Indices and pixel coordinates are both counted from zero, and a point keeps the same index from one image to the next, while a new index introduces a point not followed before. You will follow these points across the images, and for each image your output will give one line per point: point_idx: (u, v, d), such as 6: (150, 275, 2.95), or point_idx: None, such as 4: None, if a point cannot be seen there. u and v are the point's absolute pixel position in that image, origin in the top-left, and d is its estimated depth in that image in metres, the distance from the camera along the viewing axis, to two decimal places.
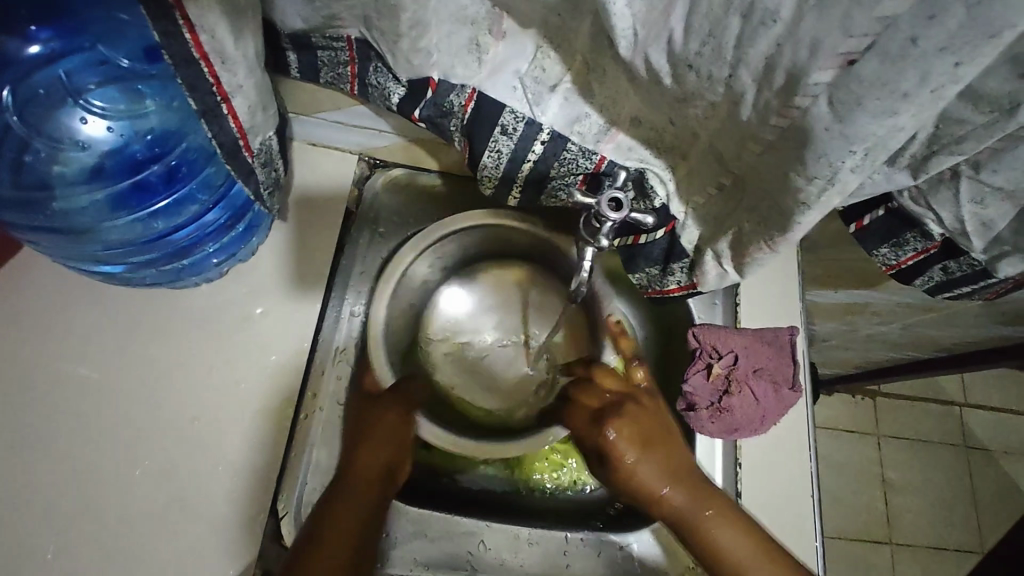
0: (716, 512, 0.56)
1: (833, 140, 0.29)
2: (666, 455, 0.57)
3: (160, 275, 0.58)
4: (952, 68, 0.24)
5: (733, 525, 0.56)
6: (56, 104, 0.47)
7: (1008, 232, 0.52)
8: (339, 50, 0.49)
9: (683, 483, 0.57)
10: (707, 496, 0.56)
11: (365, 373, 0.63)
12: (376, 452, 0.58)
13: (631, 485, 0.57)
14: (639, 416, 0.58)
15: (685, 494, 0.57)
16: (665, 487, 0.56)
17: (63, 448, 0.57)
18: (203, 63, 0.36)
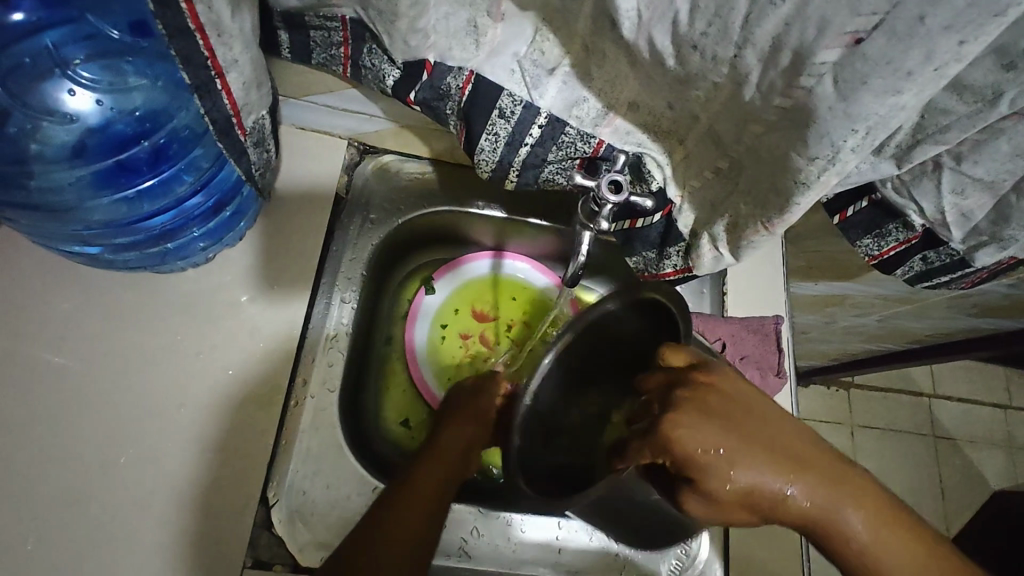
0: (865, 516, 0.41)
1: (835, 119, 0.29)
2: (782, 461, 0.40)
3: (145, 257, 0.57)
4: (955, 46, 0.25)
5: (879, 523, 0.41)
6: (41, 75, 0.46)
7: (986, 222, 0.54)
8: (332, 30, 0.49)
9: (803, 468, 0.41)
10: (834, 473, 0.41)
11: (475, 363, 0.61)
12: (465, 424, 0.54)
13: (738, 506, 0.40)
14: (717, 409, 0.41)
15: (815, 481, 0.41)
16: (785, 481, 0.40)
17: (39, 436, 0.54)
18: (199, 35, 0.35)
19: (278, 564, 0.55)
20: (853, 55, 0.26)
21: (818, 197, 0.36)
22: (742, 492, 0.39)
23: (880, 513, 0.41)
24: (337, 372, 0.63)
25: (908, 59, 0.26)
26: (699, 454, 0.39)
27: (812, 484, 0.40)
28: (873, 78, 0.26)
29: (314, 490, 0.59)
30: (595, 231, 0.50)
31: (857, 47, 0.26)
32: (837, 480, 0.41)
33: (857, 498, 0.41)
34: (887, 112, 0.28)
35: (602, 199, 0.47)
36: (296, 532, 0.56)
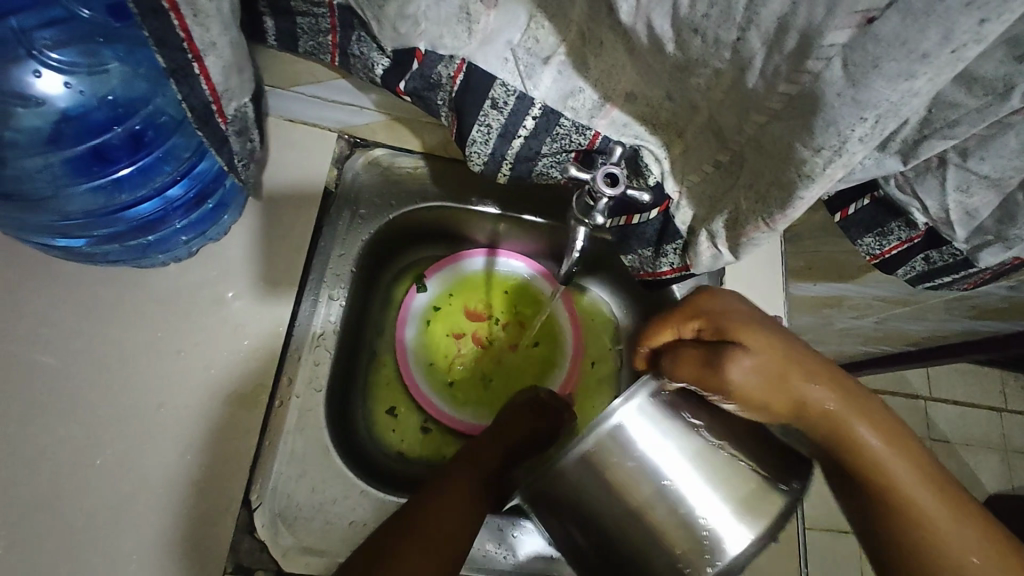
0: (869, 421, 0.47)
1: (844, 106, 0.27)
2: (796, 358, 0.47)
3: (126, 250, 0.56)
4: (976, 25, 0.23)
5: (881, 427, 0.47)
6: (7, 57, 0.43)
7: (991, 221, 0.53)
8: (319, 17, 0.47)
9: (812, 367, 0.48)
10: (841, 381, 0.48)
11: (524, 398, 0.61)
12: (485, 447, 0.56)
13: (767, 385, 0.46)
14: (740, 312, 0.49)
15: (824, 379, 0.47)
16: (804, 373, 0.47)
17: (13, 435, 0.52)
18: (172, 14, 0.33)
19: (260, 570, 0.53)
20: (866, 36, 0.25)
21: (824, 190, 0.34)
22: (772, 369, 0.46)
23: (882, 423, 0.47)
24: (324, 372, 0.61)
25: (924, 40, 0.24)
26: (728, 329, 0.48)
27: (819, 373, 0.48)
28: (887, 61, 0.25)
29: (299, 494, 0.57)
30: (590, 226, 0.49)
31: (869, 27, 0.25)
32: (842, 386, 0.48)
33: (861, 408, 0.48)
34: (899, 98, 0.26)
35: (598, 191, 0.45)
36: (279, 537, 0.54)
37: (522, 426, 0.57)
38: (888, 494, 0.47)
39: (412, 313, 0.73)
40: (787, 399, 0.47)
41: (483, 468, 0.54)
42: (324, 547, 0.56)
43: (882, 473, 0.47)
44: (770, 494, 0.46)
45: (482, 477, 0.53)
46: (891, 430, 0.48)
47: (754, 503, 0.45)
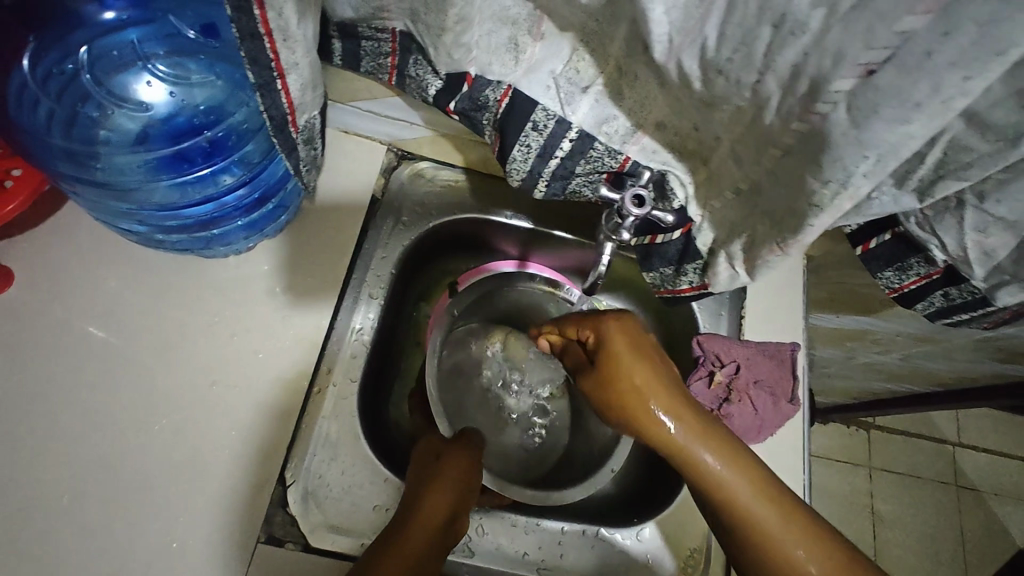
0: (765, 495, 0.48)
1: (848, 144, 0.30)
2: (697, 422, 0.50)
3: (192, 241, 0.62)
4: (961, 81, 0.26)
5: (802, 530, 0.47)
6: (123, 65, 0.51)
7: (1009, 261, 0.55)
8: (381, 41, 0.53)
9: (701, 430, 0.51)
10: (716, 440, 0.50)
11: (455, 450, 0.61)
12: (431, 500, 0.55)
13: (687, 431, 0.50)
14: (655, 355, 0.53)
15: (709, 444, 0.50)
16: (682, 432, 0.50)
17: (82, 401, 0.58)
18: (266, 38, 0.38)
19: (290, 542, 0.57)
20: (867, 84, 0.28)
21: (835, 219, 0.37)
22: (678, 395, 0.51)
23: (783, 504, 0.48)
24: (360, 364, 0.65)
25: (917, 91, 0.27)
26: (621, 357, 0.53)
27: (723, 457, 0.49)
28: (886, 107, 0.28)
29: (330, 474, 0.60)
30: (617, 242, 0.54)
31: (870, 78, 0.28)
32: (730, 448, 0.49)
33: (746, 467, 0.49)
34: (898, 140, 0.29)
35: (626, 210, 0.50)
36: (309, 514, 0.58)
37: (454, 485, 0.57)
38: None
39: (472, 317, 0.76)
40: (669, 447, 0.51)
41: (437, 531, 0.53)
42: (351, 527, 0.59)
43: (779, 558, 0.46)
44: (668, 526, 0.65)
45: (438, 518, 0.54)
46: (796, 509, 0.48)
47: (666, 526, 0.65)
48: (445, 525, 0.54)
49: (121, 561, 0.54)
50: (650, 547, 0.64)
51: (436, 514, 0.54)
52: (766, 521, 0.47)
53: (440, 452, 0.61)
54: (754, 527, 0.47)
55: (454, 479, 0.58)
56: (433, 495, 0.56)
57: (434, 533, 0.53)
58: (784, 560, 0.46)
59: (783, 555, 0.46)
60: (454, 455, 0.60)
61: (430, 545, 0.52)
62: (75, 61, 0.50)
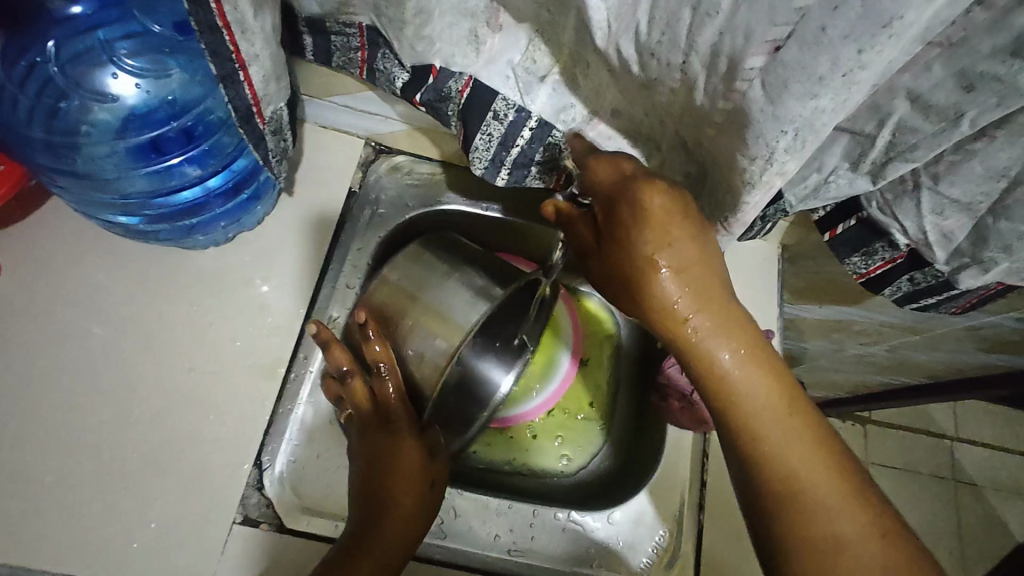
0: (763, 376, 0.44)
1: (766, 119, 0.34)
2: (711, 295, 0.44)
3: (172, 231, 0.63)
4: (855, 52, 0.29)
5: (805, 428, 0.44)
6: (92, 59, 0.52)
7: (967, 243, 0.56)
8: (350, 36, 0.54)
9: (713, 307, 0.44)
10: (732, 317, 0.44)
11: (408, 451, 0.57)
12: (384, 522, 0.54)
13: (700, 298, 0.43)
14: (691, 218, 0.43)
15: (716, 320, 0.44)
16: (693, 313, 0.43)
17: (66, 387, 0.60)
18: (224, 31, 0.40)
19: (265, 523, 0.58)
20: (776, 60, 0.32)
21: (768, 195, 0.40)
22: (694, 262, 0.43)
23: (790, 402, 0.44)
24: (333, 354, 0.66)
25: (820, 66, 0.30)
26: (653, 221, 0.42)
27: (735, 341, 0.44)
28: (793, 83, 0.31)
29: (304, 457, 0.62)
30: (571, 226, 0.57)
31: (777, 54, 0.32)
32: (739, 328, 0.44)
33: (750, 346, 0.44)
34: (811, 115, 0.33)
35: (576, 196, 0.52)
36: (283, 496, 0.60)
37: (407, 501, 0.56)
38: (770, 477, 0.43)
39: (436, 296, 0.61)
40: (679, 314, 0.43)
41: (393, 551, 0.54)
42: (328, 508, 0.61)
43: (761, 447, 0.44)
44: (639, 510, 0.66)
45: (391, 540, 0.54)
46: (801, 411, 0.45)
47: (638, 511, 0.66)
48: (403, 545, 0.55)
49: (101, 541, 0.56)
50: (621, 531, 0.65)
51: (396, 544, 0.54)
52: (767, 413, 0.44)
53: (392, 457, 0.57)
54: (749, 416, 0.44)
55: (407, 495, 0.56)
56: (391, 521, 0.55)
57: (390, 555, 0.54)
58: (780, 453, 0.43)
59: (776, 456, 0.43)
60: (406, 465, 0.57)
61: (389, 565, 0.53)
62: (42, 54, 0.51)
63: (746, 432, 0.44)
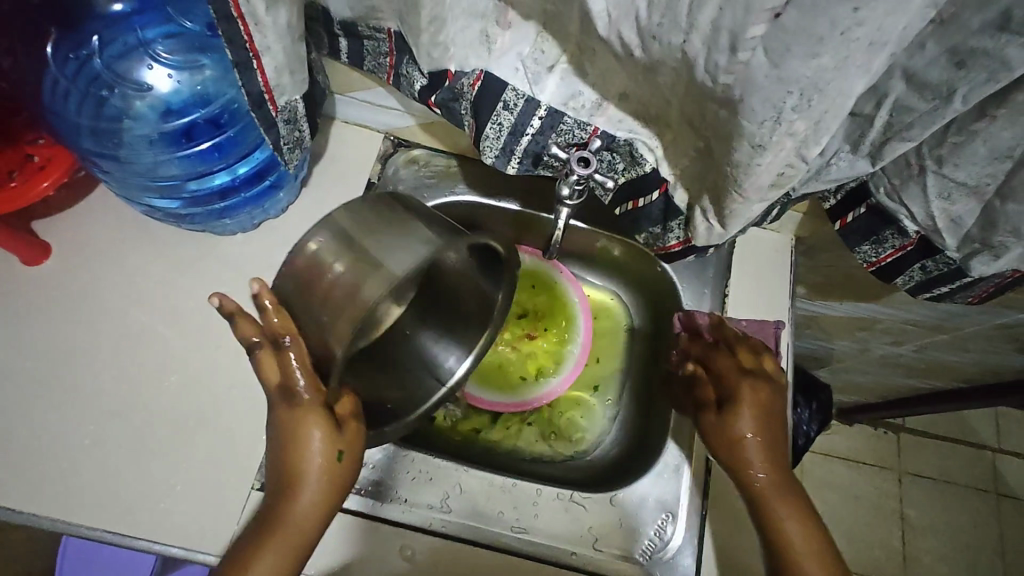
0: (811, 535, 0.58)
1: (770, 82, 0.37)
2: (786, 476, 0.60)
3: (205, 215, 0.67)
4: (851, 12, 0.32)
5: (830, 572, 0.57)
6: (131, 53, 0.57)
7: (977, 228, 0.55)
8: (380, 41, 0.58)
9: (778, 470, 0.60)
10: (790, 481, 0.60)
11: (306, 430, 0.52)
12: (293, 509, 0.53)
13: (773, 461, 0.60)
14: (775, 412, 0.62)
15: (780, 478, 0.60)
16: (763, 469, 0.60)
17: (106, 358, 0.65)
18: (239, 21, 0.44)
19: None
20: (776, 26, 0.34)
21: (778, 155, 0.43)
22: (772, 437, 0.61)
23: (824, 549, 0.58)
24: None
25: (817, 27, 0.33)
26: (753, 400, 0.61)
27: (790, 493, 0.59)
28: (795, 44, 0.34)
29: None
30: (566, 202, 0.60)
31: (777, 20, 0.34)
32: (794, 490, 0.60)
33: (799, 504, 0.59)
34: (814, 73, 0.36)
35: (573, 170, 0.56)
36: None
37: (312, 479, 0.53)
38: None
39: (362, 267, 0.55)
40: (757, 464, 0.60)
41: (302, 534, 0.53)
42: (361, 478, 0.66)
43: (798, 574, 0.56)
44: (640, 495, 0.67)
45: (305, 523, 0.53)
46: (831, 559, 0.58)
47: (640, 496, 0.67)
48: (313, 525, 0.53)
49: (134, 500, 0.60)
50: (622, 513, 0.66)
51: (308, 528, 0.53)
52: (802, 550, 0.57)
53: (292, 440, 0.52)
54: (792, 549, 0.57)
55: (317, 479, 0.53)
56: (299, 506, 0.53)
57: (302, 537, 0.53)
58: None
59: None
60: (305, 446, 0.52)
61: (302, 541, 0.53)
62: (88, 48, 0.56)
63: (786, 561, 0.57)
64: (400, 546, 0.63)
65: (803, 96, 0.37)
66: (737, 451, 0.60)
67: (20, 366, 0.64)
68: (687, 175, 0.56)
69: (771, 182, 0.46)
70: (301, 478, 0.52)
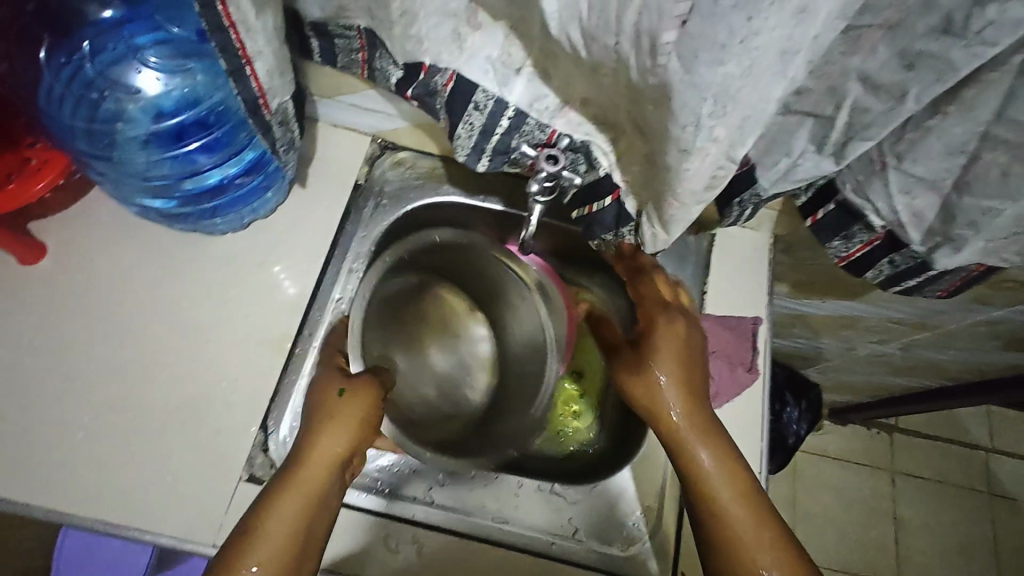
0: (729, 470, 0.60)
1: (687, 87, 0.40)
2: (701, 416, 0.62)
3: (196, 214, 0.69)
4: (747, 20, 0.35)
5: (753, 510, 0.58)
6: (121, 58, 0.59)
7: (938, 222, 0.57)
8: (351, 38, 0.60)
9: (694, 408, 0.62)
10: (707, 422, 0.62)
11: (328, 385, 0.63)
12: (309, 459, 0.58)
13: (687, 399, 0.63)
14: (689, 356, 0.65)
15: (695, 418, 0.62)
16: (678, 408, 0.62)
17: (99, 354, 0.67)
18: (231, 30, 0.47)
19: (268, 482, 0.64)
20: (684, 32, 0.38)
21: (705, 163, 0.46)
22: (687, 382, 0.64)
23: (743, 484, 0.59)
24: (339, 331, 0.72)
25: (719, 34, 0.36)
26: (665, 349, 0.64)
27: (707, 436, 0.61)
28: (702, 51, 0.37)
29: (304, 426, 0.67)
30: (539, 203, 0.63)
31: (684, 27, 0.38)
32: (711, 432, 0.62)
33: (718, 444, 0.61)
34: (724, 81, 0.39)
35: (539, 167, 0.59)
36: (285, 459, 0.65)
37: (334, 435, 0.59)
38: (720, 538, 0.57)
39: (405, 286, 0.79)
40: (668, 406, 0.63)
41: (320, 484, 0.57)
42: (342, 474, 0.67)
43: (717, 514, 0.58)
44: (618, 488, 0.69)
45: (322, 471, 0.57)
46: (751, 495, 0.59)
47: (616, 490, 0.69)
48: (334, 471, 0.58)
49: (125, 491, 0.62)
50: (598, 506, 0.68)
51: (324, 476, 0.57)
52: (719, 488, 0.59)
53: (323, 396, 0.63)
54: (712, 492, 0.59)
55: (334, 426, 0.60)
56: (314, 456, 0.58)
57: (319, 488, 0.57)
58: (732, 522, 0.57)
59: (729, 522, 0.57)
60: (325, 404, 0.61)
61: (319, 493, 0.57)
62: (80, 54, 0.59)
63: (705, 499, 0.59)
64: (384, 538, 0.64)
65: (717, 102, 0.40)
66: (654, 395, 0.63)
67: (15, 363, 0.66)
68: (635, 181, 0.58)
69: (703, 185, 0.48)
70: (319, 433, 0.59)
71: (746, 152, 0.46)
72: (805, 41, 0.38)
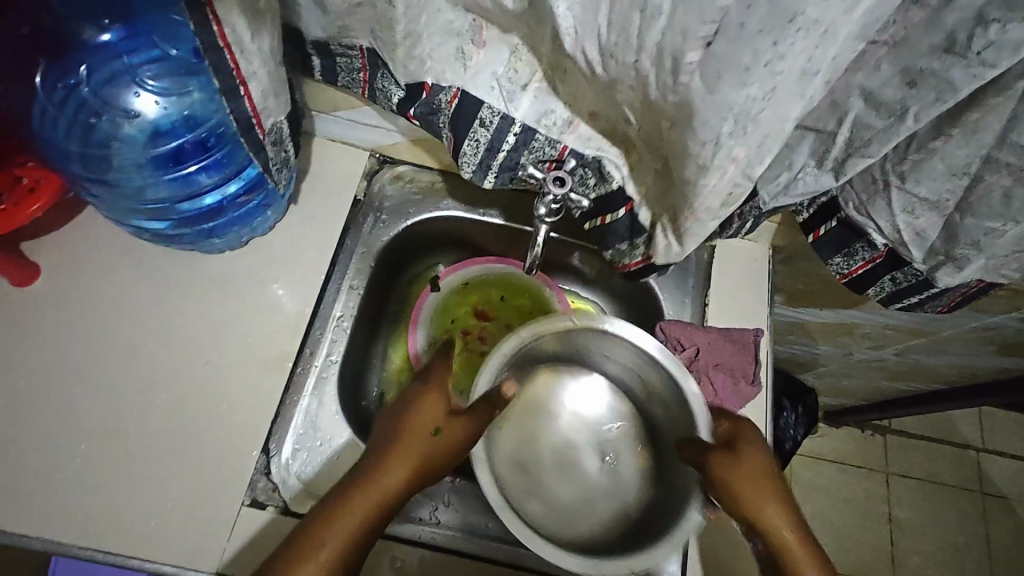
0: None
1: (706, 106, 0.41)
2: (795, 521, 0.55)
3: (193, 235, 0.68)
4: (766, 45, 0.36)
5: None
6: (117, 81, 0.59)
7: (940, 242, 0.57)
8: (353, 57, 0.59)
9: (787, 511, 0.56)
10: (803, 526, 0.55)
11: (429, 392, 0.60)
12: (390, 458, 0.55)
13: (781, 504, 0.56)
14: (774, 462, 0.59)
15: (789, 519, 0.55)
16: (774, 510, 0.55)
17: (95, 377, 0.66)
18: (226, 51, 0.46)
19: (271, 506, 0.63)
20: (708, 53, 0.38)
21: (725, 178, 0.47)
22: (777, 482, 0.57)
23: None
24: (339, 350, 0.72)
25: (743, 58, 0.37)
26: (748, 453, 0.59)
27: (808, 543, 0.54)
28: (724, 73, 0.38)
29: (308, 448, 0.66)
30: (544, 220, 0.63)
31: (709, 48, 0.38)
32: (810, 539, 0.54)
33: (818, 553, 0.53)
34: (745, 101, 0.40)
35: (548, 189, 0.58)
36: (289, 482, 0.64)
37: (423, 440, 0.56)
38: None
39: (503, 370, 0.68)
40: (761, 511, 0.55)
41: (392, 493, 0.53)
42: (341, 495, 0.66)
43: None
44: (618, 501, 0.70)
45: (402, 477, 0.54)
46: None
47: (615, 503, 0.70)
48: (410, 481, 0.54)
49: (124, 517, 0.61)
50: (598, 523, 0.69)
51: (398, 485, 0.53)
52: None
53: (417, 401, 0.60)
54: None
55: (424, 434, 0.57)
56: (394, 461, 0.54)
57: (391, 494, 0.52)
58: None
59: None
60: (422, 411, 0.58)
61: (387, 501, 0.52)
62: (75, 77, 0.58)
63: None
64: (391, 558, 0.64)
65: (737, 119, 0.41)
66: (743, 500, 0.56)
67: (9, 387, 0.64)
68: (649, 192, 0.58)
69: (719, 203, 0.50)
70: (403, 436, 0.56)
71: (761, 170, 0.48)
72: (825, 62, 0.39)
